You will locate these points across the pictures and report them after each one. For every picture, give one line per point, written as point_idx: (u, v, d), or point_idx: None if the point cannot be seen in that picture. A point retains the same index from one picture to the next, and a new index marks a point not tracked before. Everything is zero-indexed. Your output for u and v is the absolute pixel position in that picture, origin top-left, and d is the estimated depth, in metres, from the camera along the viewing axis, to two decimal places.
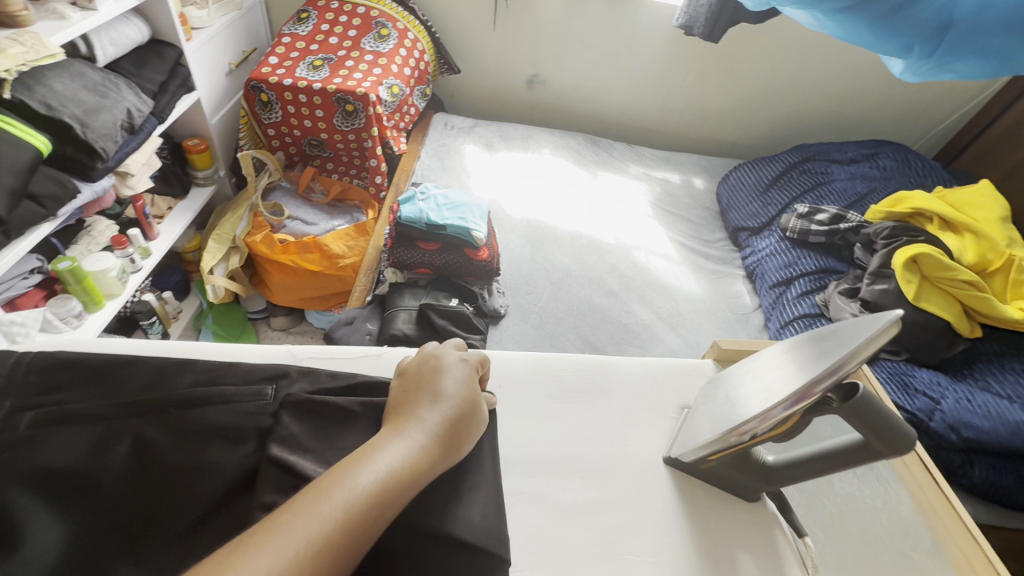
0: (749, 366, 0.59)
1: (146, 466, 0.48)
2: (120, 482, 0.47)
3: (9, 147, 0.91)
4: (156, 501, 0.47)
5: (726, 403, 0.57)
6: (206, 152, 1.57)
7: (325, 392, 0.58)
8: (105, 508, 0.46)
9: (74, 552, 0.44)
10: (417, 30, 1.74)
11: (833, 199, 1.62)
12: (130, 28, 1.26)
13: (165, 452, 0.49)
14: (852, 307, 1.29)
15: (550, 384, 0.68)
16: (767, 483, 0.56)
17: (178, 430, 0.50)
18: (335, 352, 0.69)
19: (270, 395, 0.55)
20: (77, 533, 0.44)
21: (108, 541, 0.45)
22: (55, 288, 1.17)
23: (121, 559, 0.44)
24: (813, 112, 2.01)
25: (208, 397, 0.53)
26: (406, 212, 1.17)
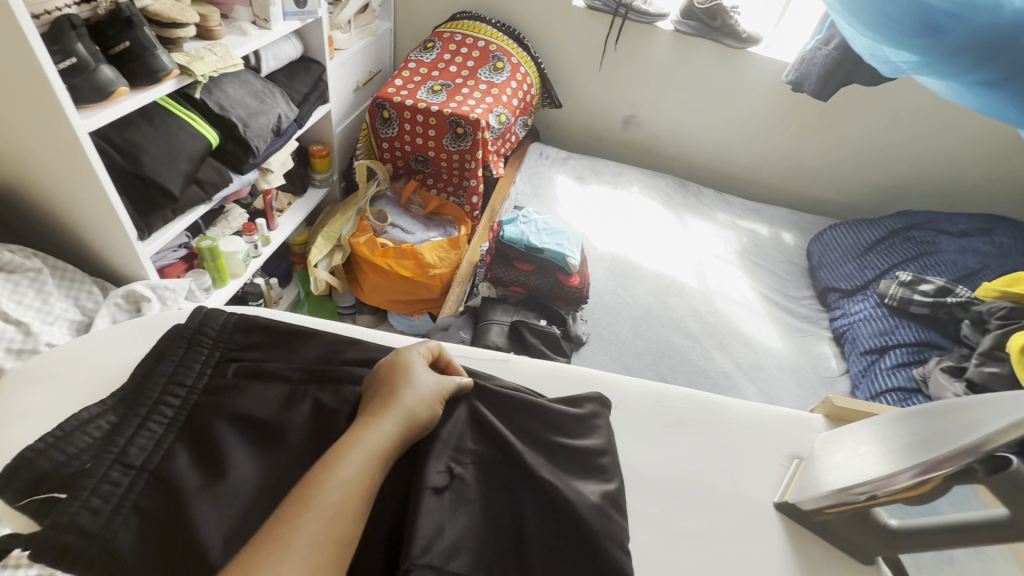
0: (870, 427, 0.58)
1: (325, 427, 0.51)
2: (303, 440, 0.50)
3: (191, 138, 1.06)
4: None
5: (851, 460, 0.56)
6: (327, 157, 1.73)
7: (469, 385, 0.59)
8: (291, 459, 0.49)
9: (264, 492, 0.46)
10: (528, 65, 1.86)
11: (939, 270, 1.53)
12: (289, 46, 1.44)
13: (342, 418, 0.51)
14: (955, 387, 1.22)
15: (660, 412, 0.70)
16: (889, 547, 0.55)
17: (349, 401, 0.53)
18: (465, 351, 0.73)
19: None
20: (268, 475, 0.47)
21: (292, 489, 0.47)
22: (194, 263, 1.32)
23: None
24: (921, 178, 1.93)
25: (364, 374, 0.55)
26: (508, 232, 1.24)
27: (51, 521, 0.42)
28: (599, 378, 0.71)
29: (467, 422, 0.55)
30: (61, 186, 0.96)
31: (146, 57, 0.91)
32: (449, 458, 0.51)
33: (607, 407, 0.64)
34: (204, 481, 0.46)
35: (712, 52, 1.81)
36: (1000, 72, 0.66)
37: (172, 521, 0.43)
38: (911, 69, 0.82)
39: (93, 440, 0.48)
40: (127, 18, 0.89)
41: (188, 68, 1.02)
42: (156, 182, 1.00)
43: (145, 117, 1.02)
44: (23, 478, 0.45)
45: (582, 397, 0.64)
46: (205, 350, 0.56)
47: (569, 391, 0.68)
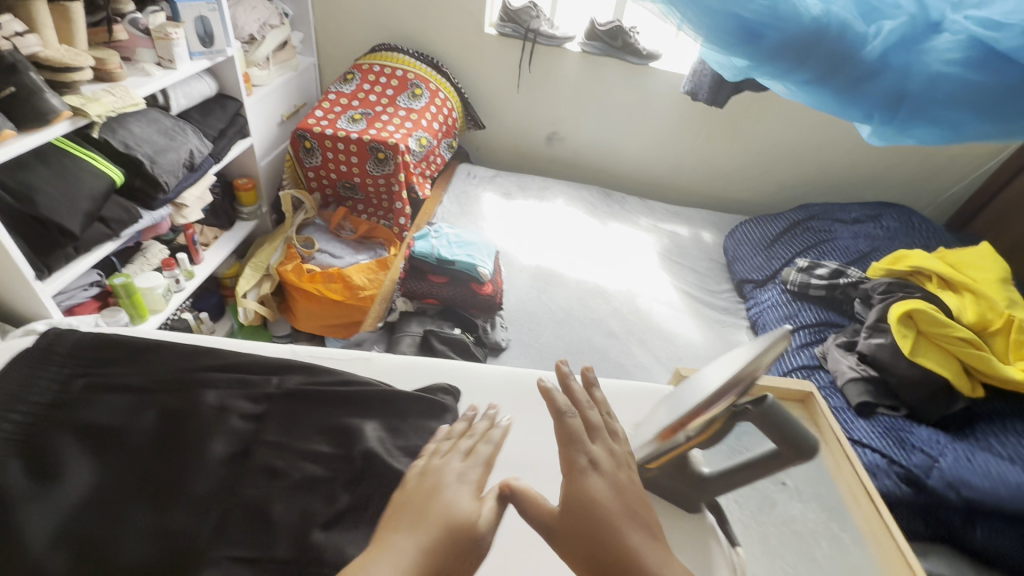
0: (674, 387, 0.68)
1: (163, 428, 0.56)
2: (141, 442, 0.55)
3: (92, 177, 1.08)
4: (166, 458, 0.54)
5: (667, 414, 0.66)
6: (253, 190, 1.76)
7: (318, 380, 0.63)
8: (127, 459, 0.54)
9: (96, 490, 0.51)
10: (447, 90, 1.95)
11: (834, 255, 1.64)
12: (202, 85, 1.47)
13: (180, 420, 0.56)
14: (848, 360, 1.32)
15: (518, 393, 0.75)
16: (701, 490, 0.65)
17: (189, 406, 0.57)
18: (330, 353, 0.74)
19: (272, 385, 0.62)
20: (103, 475, 0.52)
21: (129, 483, 0.52)
22: (109, 300, 1.32)
23: (132, 501, 0.51)
24: (823, 173, 2.07)
25: (207, 380, 0.60)
26: (419, 247, 1.29)
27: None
28: (460, 371, 0.75)
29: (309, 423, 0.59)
30: None
31: (33, 101, 0.94)
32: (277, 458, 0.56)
33: (455, 394, 0.68)
34: (37, 485, 0.51)
35: (618, 70, 1.93)
36: (814, 72, 0.84)
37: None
38: (750, 71, 0.92)
39: None
40: (11, 65, 0.93)
41: (82, 109, 1.05)
42: (53, 222, 1.01)
43: (41, 158, 1.04)
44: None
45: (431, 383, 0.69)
46: (59, 368, 0.62)
47: (421, 381, 0.71)
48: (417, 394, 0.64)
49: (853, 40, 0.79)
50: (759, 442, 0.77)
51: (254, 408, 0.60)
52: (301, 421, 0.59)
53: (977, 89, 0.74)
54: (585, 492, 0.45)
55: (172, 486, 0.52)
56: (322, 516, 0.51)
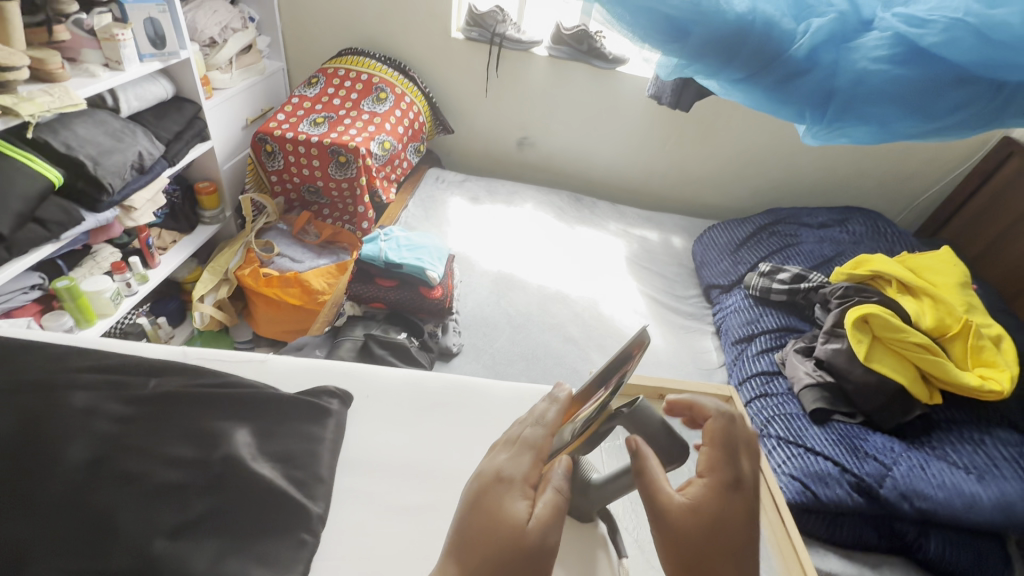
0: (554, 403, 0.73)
1: (16, 428, 0.63)
2: None
3: (26, 178, 1.07)
4: (17, 456, 0.60)
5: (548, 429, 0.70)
6: (214, 194, 1.75)
7: (199, 384, 0.72)
8: None
9: None
10: (414, 94, 1.94)
11: (798, 259, 1.61)
12: (156, 87, 1.47)
13: (36, 423, 0.63)
14: (806, 366, 1.30)
15: (414, 398, 0.81)
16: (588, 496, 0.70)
17: (48, 410, 0.65)
18: (227, 357, 0.82)
19: (148, 387, 0.70)
20: None
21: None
22: (52, 304, 1.30)
23: None
24: (795, 178, 2.06)
25: (74, 383, 0.68)
26: (367, 251, 1.27)
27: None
28: (356, 372, 0.84)
29: (182, 425, 0.67)
30: None
31: None
32: (134, 457, 0.62)
33: (343, 397, 0.78)
34: None
35: (586, 73, 1.92)
36: (746, 69, 0.84)
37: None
38: (679, 71, 0.91)
39: None
40: None
41: (14, 109, 1.03)
42: None
43: None
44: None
45: (314, 390, 0.78)
46: None
47: (307, 384, 0.80)
48: (298, 396, 0.75)
49: (780, 38, 0.80)
50: None
51: (122, 410, 0.67)
52: (166, 425, 0.66)
53: (905, 84, 0.78)
54: (699, 504, 0.49)
55: (4, 486, 0.58)
56: (171, 524, 0.58)
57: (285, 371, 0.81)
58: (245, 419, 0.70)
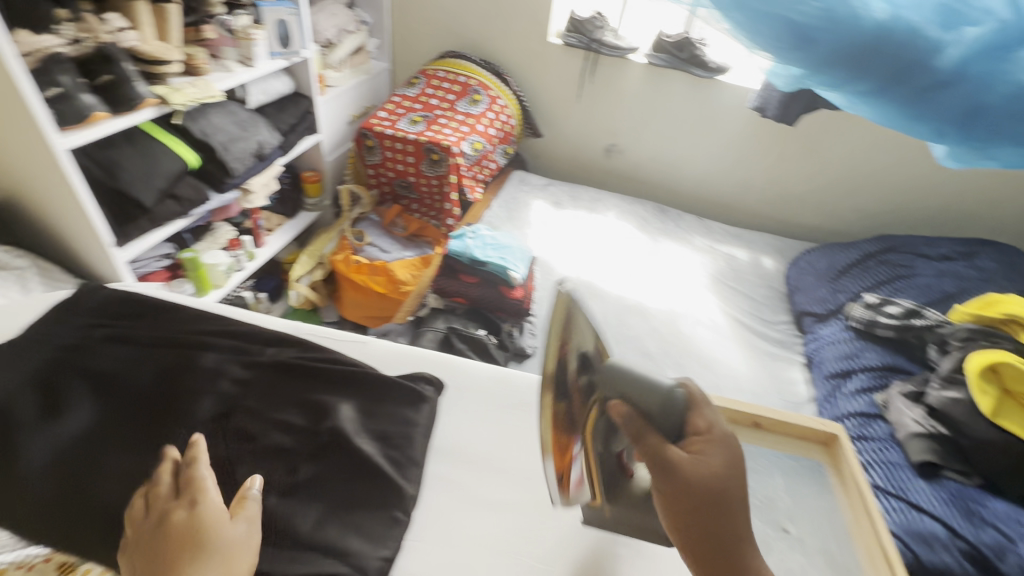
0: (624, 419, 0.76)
1: (162, 378, 0.78)
2: (140, 388, 0.77)
3: (169, 159, 1.20)
4: (151, 405, 0.74)
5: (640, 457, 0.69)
6: (318, 183, 1.89)
7: (306, 357, 0.83)
8: (128, 399, 0.75)
9: (101, 419, 0.73)
10: (507, 98, 1.98)
11: (910, 293, 1.46)
12: (279, 83, 1.60)
13: (176, 375, 0.78)
14: (914, 412, 1.17)
15: (500, 393, 0.86)
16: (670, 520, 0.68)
17: (186, 364, 0.80)
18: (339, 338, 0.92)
19: (266, 355, 0.83)
20: (109, 408, 0.74)
21: (108, 422, 0.72)
22: (178, 272, 1.46)
23: (128, 431, 0.71)
24: (914, 204, 1.86)
25: (207, 344, 0.83)
26: (454, 246, 1.31)
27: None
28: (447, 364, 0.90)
29: (292, 393, 0.78)
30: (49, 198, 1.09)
31: (125, 89, 1.06)
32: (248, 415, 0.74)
33: (437, 383, 0.85)
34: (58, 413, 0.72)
35: (684, 82, 1.87)
36: None
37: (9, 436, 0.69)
38: (801, 80, 0.85)
39: None
40: (109, 56, 1.05)
41: (167, 98, 1.17)
42: (130, 195, 1.14)
43: (128, 139, 1.16)
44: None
45: (415, 375, 0.85)
46: (90, 328, 0.85)
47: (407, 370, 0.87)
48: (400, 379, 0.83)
49: None
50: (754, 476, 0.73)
51: (238, 373, 0.80)
52: (273, 390, 0.78)
53: None
54: (703, 460, 0.54)
55: (151, 425, 0.72)
56: (281, 485, 0.68)
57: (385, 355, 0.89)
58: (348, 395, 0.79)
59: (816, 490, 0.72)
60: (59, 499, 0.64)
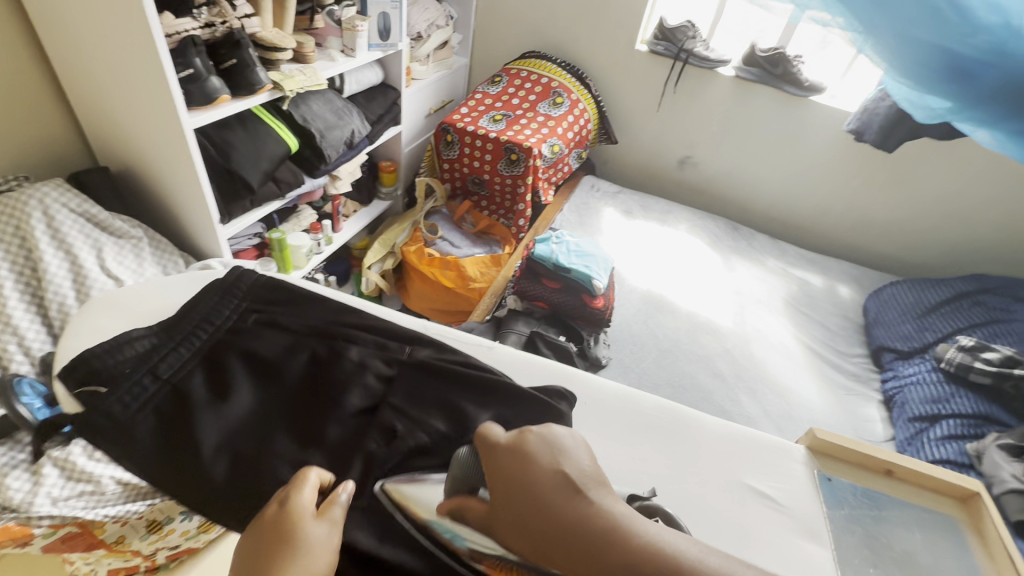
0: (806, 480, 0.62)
1: (317, 371, 0.62)
2: (295, 380, 0.61)
3: (274, 143, 1.23)
4: (314, 405, 0.59)
5: (788, 495, 0.61)
6: (393, 173, 1.91)
7: (447, 357, 0.66)
8: (280, 394, 0.60)
9: (256, 412, 0.58)
10: (587, 101, 1.97)
11: (1012, 339, 1.39)
12: (371, 73, 1.63)
13: (327, 369, 0.62)
14: (1012, 468, 1.10)
15: (636, 417, 0.66)
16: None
17: (335, 355, 0.63)
18: (454, 333, 0.73)
19: (405, 353, 0.66)
20: (262, 400, 0.59)
21: (278, 419, 0.58)
22: (264, 251, 1.51)
23: (282, 431, 0.57)
24: (1007, 244, 1.76)
25: (350, 334, 0.66)
26: (539, 250, 1.31)
27: (94, 406, 0.55)
28: (571, 372, 0.70)
29: (428, 398, 0.62)
30: (165, 171, 1.14)
31: (245, 72, 1.10)
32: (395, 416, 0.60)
33: (571, 401, 0.65)
34: (211, 397, 0.58)
35: (773, 99, 1.81)
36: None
37: (181, 424, 0.56)
38: (949, 115, 0.83)
39: (135, 353, 0.60)
40: (236, 41, 1.08)
41: (280, 84, 1.20)
42: (239, 175, 1.18)
43: (240, 121, 1.20)
44: (77, 372, 0.57)
45: (548, 389, 0.65)
46: (234, 297, 0.68)
47: (540, 381, 0.67)
48: (536, 393, 0.62)
49: None
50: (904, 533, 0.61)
51: (388, 370, 0.64)
52: (425, 392, 0.62)
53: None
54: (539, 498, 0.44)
55: (312, 427, 0.58)
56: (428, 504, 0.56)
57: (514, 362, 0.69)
58: (493, 406, 0.61)
59: (958, 554, 0.60)
60: (236, 492, 0.53)
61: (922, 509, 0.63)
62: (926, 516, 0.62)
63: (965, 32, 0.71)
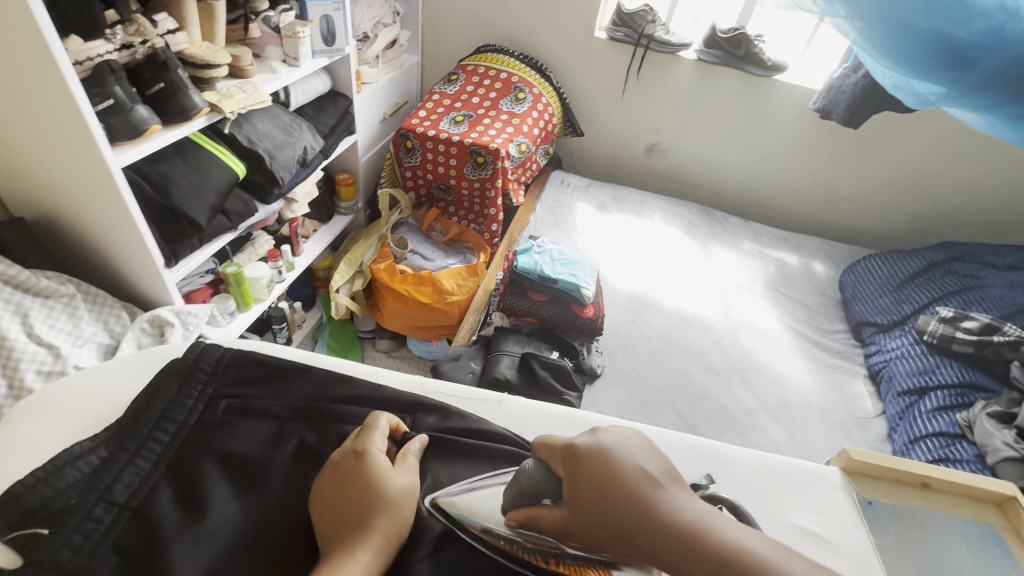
0: (834, 500, 0.63)
1: (308, 461, 0.58)
2: (284, 476, 0.57)
3: (219, 171, 1.10)
4: (303, 504, 0.55)
5: (838, 531, 0.60)
6: (352, 186, 1.78)
7: (448, 427, 0.65)
8: (269, 497, 0.55)
9: (244, 524, 0.53)
10: (549, 94, 1.89)
11: (984, 306, 1.45)
12: (318, 81, 1.50)
13: (320, 459, 0.59)
14: (1005, 435, 1.13)
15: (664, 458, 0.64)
16: None
17: (326, 442, 0.60)
18: (460, 390, 0.72)
19: (408, 423, 0.65)
20: (247, 508, 0.54)
21: (266, 530, 0.53)
22: (219, 287, 1.37)
23: (276, 544, 0.52)
24: (966, 207, 1.82)
25: (347, 412, 0.63)
26: (523, 263, 1.23)
27: (40, 556, 0.47)
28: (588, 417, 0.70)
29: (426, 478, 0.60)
30: (93, 217, 1.00)
31: (179, 97, 0.97)
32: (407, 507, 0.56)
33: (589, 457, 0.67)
34: (188, 518, 0.52)
35: (737, 79, 1.79)
36: None
37: (152, 557, 0.49)
38: (939, 100, 0.87)
39: (86, 473, 0.54)
40: (163, 62, 0.95)
41: (218, 106, 1.07)
42: (181, 213, 1.04)
43: (178, 151, 1.07)
44: (8, 515, 0.49)
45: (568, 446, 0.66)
46: (200, 386, 0.63)
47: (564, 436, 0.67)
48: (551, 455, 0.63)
49: None
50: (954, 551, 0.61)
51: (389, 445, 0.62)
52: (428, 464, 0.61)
53: None
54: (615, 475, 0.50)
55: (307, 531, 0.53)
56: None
57: (524, 412, 0.69)
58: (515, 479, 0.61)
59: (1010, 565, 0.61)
60: None
61: (964, 521, 0.64)
62: (970, 528, 0.63)
63: (964, 17, 0.75)
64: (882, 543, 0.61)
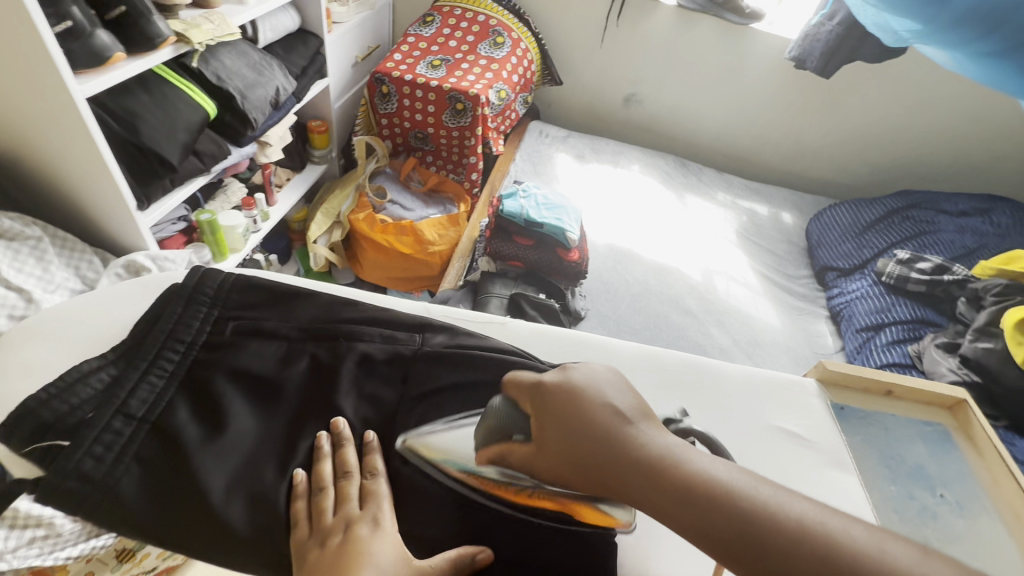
0: (809, 403, 0.70)
1: (321, 378, 0.60)
2: (298, 391, 0.59)
3: (188, 107, 1.04)
4: (316, 416, 0.58)
5: (812, 432, 0.67)
6: (325, 133, 1.71)
7: (458, 344, 0.66)
8: (285, 411, 0.58)
9: (261, 436, 0.56)
10: (528, 40, 1.84)
11: (936, 249, 1.56)
12: (286, 18, 1.41)
13: (334, 377, 0.60)
14: (949, 362, 1.24)
15: (658, 374, 0.69)
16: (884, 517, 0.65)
17: (338, 363, 0.61)
18: (462, 316, 0.74)
19: (417, 342, 0.66)
20: (263, 423, 0.57)
21: (279, 442, 0.56)
22: (193, 236, 1.32)
23: (290, 458, 0.55)
24: (924, 157, 1.91)
25: (356, 332, 0.64)
26: (508, 207, 1.26)
27: (60, 466, 0.50)
28: (586, 338, 0.73)
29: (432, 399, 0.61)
30: (55, 156, 0.95)
31: (142, 24, 0.90)
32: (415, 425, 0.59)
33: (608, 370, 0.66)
34: (206, 432, 0.54)
35: (714, 28, 1.79)
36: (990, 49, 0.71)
37: (172, 470, 0.52)
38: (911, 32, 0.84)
39: (95, 392, 0.55)
40: None
41: (185, 36, 1.00)
42: (152, 151, 0.99)
43: (141, 85, 1.00)
44: (20, 432, 0.52)
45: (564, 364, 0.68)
46: (205, 309, 0.63)
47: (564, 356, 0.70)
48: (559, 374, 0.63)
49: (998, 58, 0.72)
50: (909, 449, 0.70)
51: (400, 363, 0.63)
52: (432, 380, 0.62)
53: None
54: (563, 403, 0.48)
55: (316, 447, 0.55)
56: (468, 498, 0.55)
57: (527, 335, 0.72)
58: None
59: (955, 458, 0.71)
60: (255, 531, 0.50)
61: (921, 423, 0.73)
62: (925, 429, 0.73)
63: None
64: (849, 441, 0.69)
